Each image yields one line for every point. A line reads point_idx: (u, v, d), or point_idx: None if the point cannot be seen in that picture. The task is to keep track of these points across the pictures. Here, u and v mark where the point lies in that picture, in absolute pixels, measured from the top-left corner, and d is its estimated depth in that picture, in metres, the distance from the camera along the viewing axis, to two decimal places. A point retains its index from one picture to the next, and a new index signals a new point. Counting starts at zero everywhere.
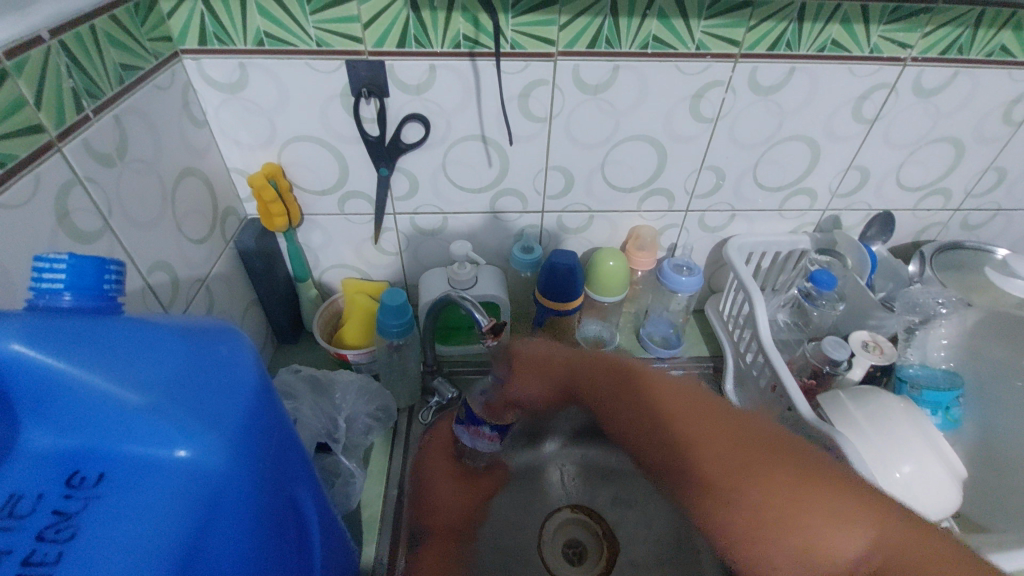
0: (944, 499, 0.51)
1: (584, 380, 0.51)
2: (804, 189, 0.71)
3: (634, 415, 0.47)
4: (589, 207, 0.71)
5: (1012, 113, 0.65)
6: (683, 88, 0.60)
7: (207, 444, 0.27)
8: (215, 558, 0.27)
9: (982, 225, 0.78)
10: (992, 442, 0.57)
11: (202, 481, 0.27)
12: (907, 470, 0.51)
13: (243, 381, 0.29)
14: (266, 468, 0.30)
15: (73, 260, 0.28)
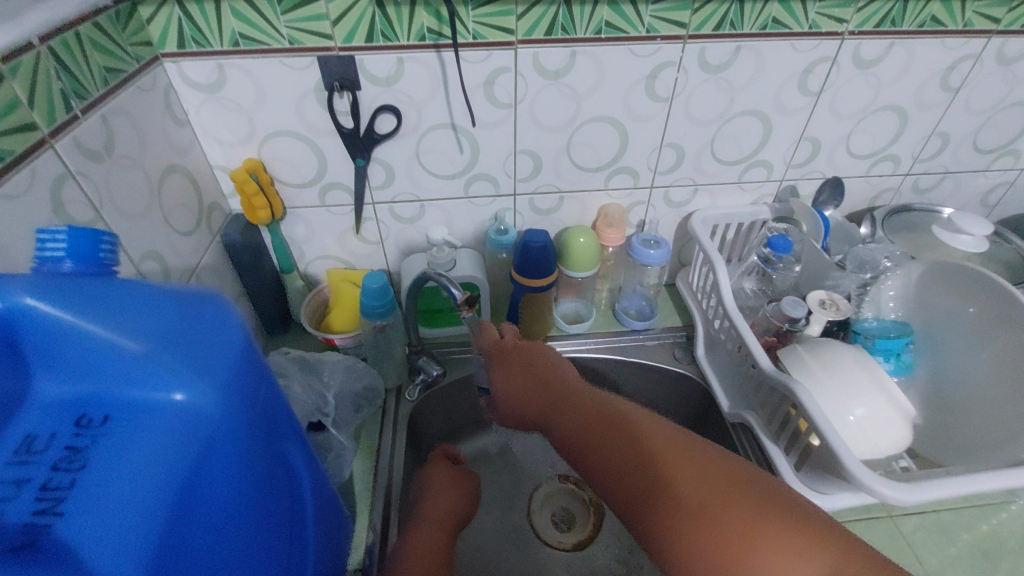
0: (897, 436, 0.54)
1: (555, 386, 0.54)
2: (760, 161, 0.75)
3: (600, 413, 0.49)
4: (559, 188, 0.75)
5: (949, 79, 0.69)
6: (638, 69, 0.64)
7: (199, 389, 0.30)
8: (210, 491, 0.31)
9: (932, 188, 0.82)
10: (939, 384, 0.62)
11: (196, 422, 0.30)
12: (858, 410, 0.55)
13: (229, 338, 0.32)
14: (255, 417, 0.33)
15: (72, 232, 0.31)
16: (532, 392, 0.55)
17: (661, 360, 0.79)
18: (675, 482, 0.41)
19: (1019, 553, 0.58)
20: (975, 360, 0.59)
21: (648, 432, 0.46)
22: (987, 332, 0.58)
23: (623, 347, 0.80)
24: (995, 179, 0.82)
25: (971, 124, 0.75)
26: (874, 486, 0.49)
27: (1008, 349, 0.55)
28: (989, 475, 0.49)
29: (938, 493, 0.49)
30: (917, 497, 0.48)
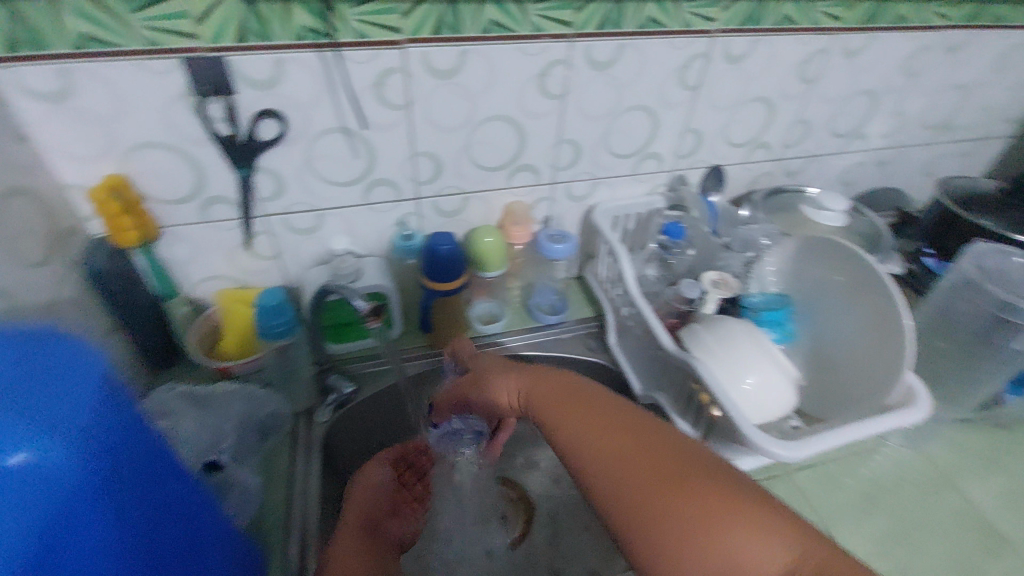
0: (783, 400, 0.60)
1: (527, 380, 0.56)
2: (652, 154, 0.79)
3: (545, 441, 0.51)
4: (462, 189, 0.74)
5: (805, 72, 0.77)
6: (529, 68, 0.65)
7: (46, 446, 0.25)
8: (65, 564, 0.26)
9: (801, 171, 0.91)
10: (817, 347, 0.68)
11: (43, 486, 0.25)
12: (751, 379, 0.59)
13: (86, 378, 0.27)
14: (118, 475, 0.29)
15: None
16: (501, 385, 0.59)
17: (576, 351, 0.81)
18: (613, 502, 0.42)
19: (891, 489, 0.66)
20: (842, 323, 0.65)
21: (585, 442, 0.46)
22: (849, 298, 0.64)
23: (538, 343, 0.82)
24: (851, 160, 0.92)
25: (826, 112, 0.83)
26: (763, 446, 0.53)
27: (865, 311, 0.62)
28: (859, 426, 0.55)
29: (819, 447, 0.54)
30: (802, 454, 0.53)
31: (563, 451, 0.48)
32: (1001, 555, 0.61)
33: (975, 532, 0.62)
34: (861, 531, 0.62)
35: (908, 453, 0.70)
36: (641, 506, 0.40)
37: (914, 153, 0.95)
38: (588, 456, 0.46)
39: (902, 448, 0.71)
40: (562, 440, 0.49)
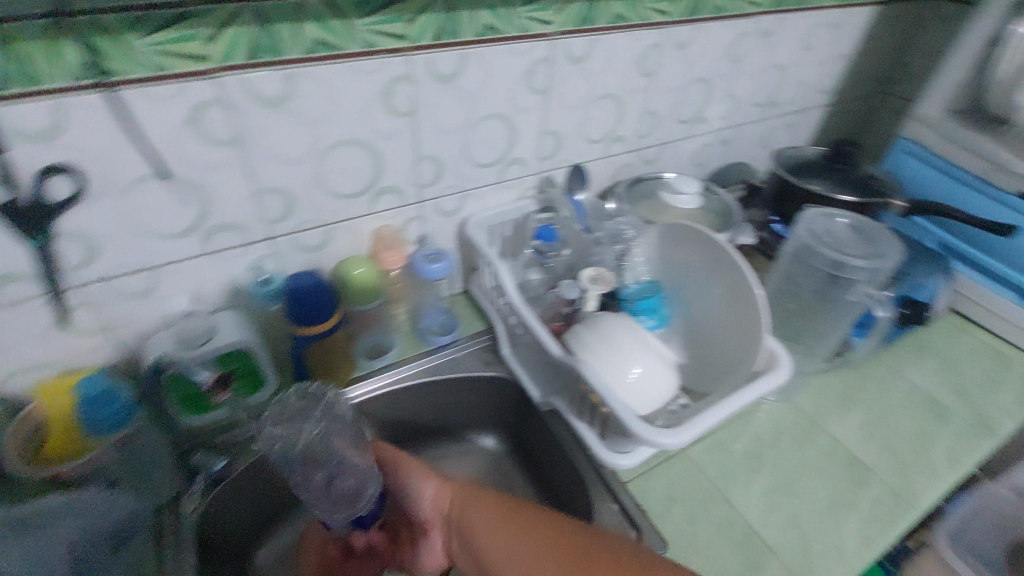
0: (668, 386, 0.61)
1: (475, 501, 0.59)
2: (515, 159, 0.79)
3: (477, 547, 0.56)
4: (321, 221, 0.68)
5: (645, 66, 0.81)
6: (369, 87, 0.61)
7: None
8: None
9: (657, 158, 0.96)
10: (690, 327, 0.71)
11: None
12: (636, 374, 0.60)
13: None
14: None
15: None
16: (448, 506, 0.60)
17: (472, 369, 0.79)
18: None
19: (773, 445, 0.72)
20: (707, 301, 0.69)
21: (520, 552, 0.52)
22: (707, 279, 0.68)
23: (431, 369, 0.78)
24: (699, 142, 0.99)
25: (669, 101, 0.88)
26: (648, 436, 0.55)
27: (724, 290, 0.66)
28: (734, 400, 0.59)
29: (702, 428, 0.56)
30: (685, 438, 0.55)
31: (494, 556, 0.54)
32: (866, 483, 0.68)
33: (844, 467, 0.69)
34: (752, 490, 0.66)
35: (782, 407, 0.77)
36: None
37: (750, 129, 1.05)
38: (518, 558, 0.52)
39: (778, 404, 0.77)
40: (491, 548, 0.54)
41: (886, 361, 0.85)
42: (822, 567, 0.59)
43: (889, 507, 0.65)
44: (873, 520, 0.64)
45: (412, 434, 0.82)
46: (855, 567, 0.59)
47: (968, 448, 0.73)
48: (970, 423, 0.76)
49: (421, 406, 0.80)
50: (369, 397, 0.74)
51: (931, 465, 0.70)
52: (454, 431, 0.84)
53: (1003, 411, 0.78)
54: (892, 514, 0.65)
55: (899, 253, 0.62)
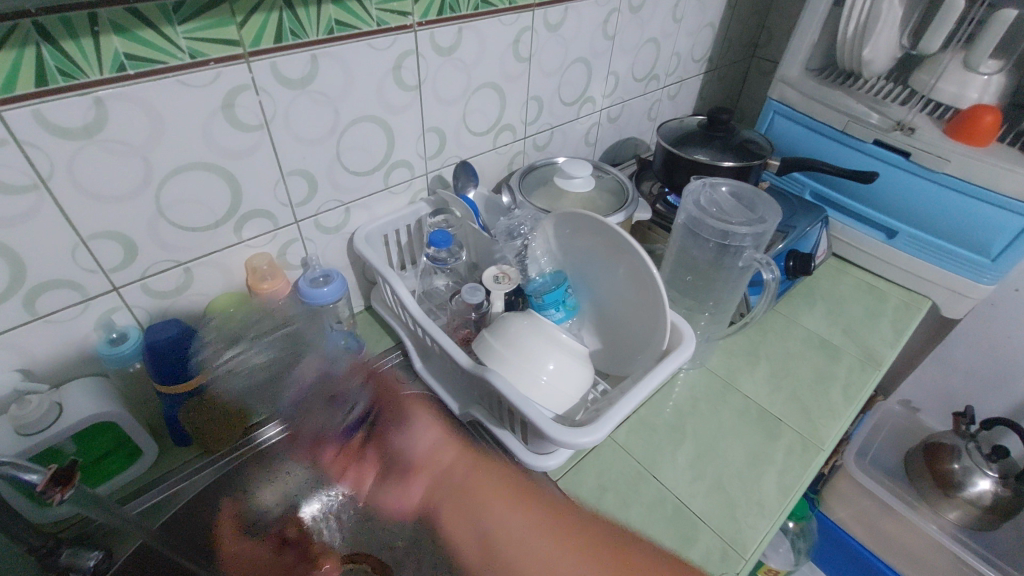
0: (580, 380, 0.61)
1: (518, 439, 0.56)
2: (398, 162, 0.74)
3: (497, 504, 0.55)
4: (176, 260, 0.60)
5: (520, 51, 0.78)
6: (204, 101, 0.54)
7: None
8: None
9: (548, 143, 0.95)
10: (599, 313, 0.71)
11: None
12: (545, 376, 0.59)
13: None
14: None
15: None
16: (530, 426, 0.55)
17: (386, 391, 0.75)
18: (500, 561, 0.56)
19: (690, 413, 0.74)
20: (607, 285, 0.68)
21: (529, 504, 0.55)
22: (606, 265, 0.68)
23: (342, 400, 0.73)
24: (587, 122, 0.99)
25: (552, 85, 0.87)
26: (570, 440, 0.53)
27: (621, 274, 0.66)
28: (643, 384, 0.59)
29: (619, 417, 0.55)
30: (604, 430, 0.54)
31: (477, 533, 0.60)
32: (779, 434, 0.71)
33: (758, 422, 0.73)
34: (677, 462, 0.68)
35: (696, 372, 0.79)
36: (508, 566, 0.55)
37: (636, 103, 1.06)
38: (496, 534, 0.58)
39: (692, 371, 0.79)
40: (489, 512, 0.59)
41: (782, 312, 0.91)
42: (748, 524, 0.61)
43: (799, 453, 0.69)
44: (789, 469, 0.67)
45: None
46: (777, 518, 0.62)
47: (861, 382, 0.79)
48: (859, 358, 0.83)
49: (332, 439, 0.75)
50: (266, 446, 0.68)
51: (832, 405, 0.75)
52: None
53: (885, 341, 0.86)
54: (804, 458, 0.69)
55: (778, 214, 0.64)
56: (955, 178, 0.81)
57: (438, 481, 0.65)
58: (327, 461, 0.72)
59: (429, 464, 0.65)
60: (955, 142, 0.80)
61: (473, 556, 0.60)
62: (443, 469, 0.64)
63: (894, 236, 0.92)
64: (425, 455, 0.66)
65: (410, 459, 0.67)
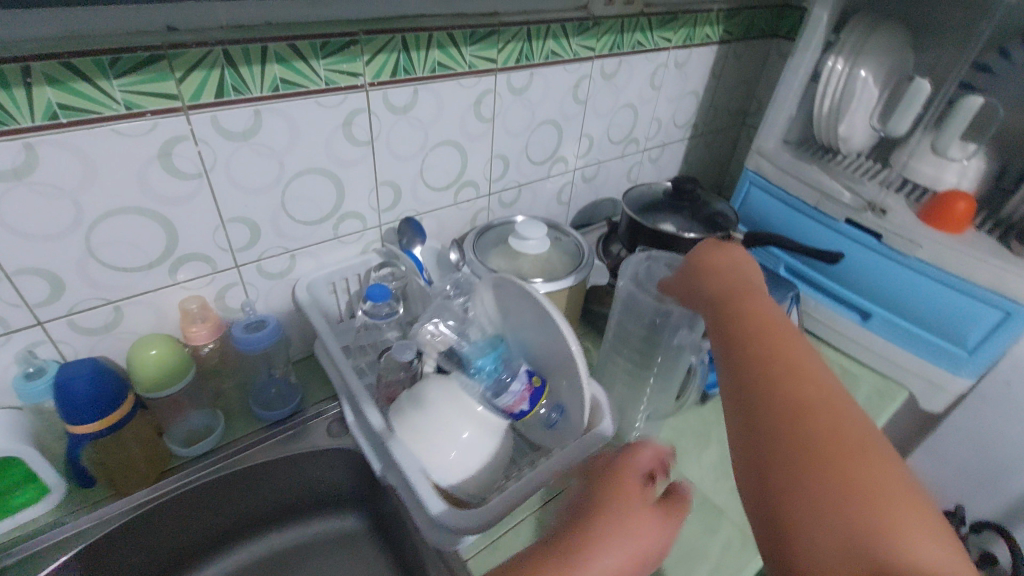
0: (493, 450, 0.60)
1: (724, 287, 0.53)
2: (348, 214, 0.75)
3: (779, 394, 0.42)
4: (107, 297, 0.61)
5: (482, 111, 0.79)
6: (138, 149, 0.55)
7: None
8: None
9: (516, 200, 0.95)
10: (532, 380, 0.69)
11: None
12: (455, 453, 0.58)
13: None
14: None
15: None
16: (712, 283, 0.55)
17: (317, 442, 0.73)
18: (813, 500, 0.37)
19: None
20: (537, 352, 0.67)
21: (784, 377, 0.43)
22: (535, 332, 0.65)
23: (274, 447, 0.72)
24: (559, 182, 0.99)
25: (518, 144, 0.87)
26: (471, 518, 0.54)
27: (547, 345, 0.64)
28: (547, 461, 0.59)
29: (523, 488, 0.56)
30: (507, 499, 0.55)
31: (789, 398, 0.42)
32: (718, 530, 0.66)
33: (698, 511, 0.68)
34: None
35: None
36: (880, 493, 0.37)
37: (613, 165, 1.06)
38: (812, 402, 0.41)
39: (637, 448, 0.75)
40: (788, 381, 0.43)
41: None
42: None
43: (738, 552, 0.64)
44: (723, 569, 0.62)
45: (260, 515, 0.75)
46: None
47: None
48: None
49: (272, 486, 0.73)
50: (199, 482, 0.67)
51: None
52: (315, 507, 0.77)
53: None
54: (743, 558, 0.63)
55: None
56: (926, 263, 0.78)
57: (716, 305, 0.53)
58: (260, 498, 0.73)
59: (720, 292, 0.53)
60: (928, 228, 0.77)
61: (830, 433, 0.39)
62: (755, 284, 0.54)
63: (869, 318, 0.87)
64: (709, 287, 0.55)
65: (704, 288, 0.55)
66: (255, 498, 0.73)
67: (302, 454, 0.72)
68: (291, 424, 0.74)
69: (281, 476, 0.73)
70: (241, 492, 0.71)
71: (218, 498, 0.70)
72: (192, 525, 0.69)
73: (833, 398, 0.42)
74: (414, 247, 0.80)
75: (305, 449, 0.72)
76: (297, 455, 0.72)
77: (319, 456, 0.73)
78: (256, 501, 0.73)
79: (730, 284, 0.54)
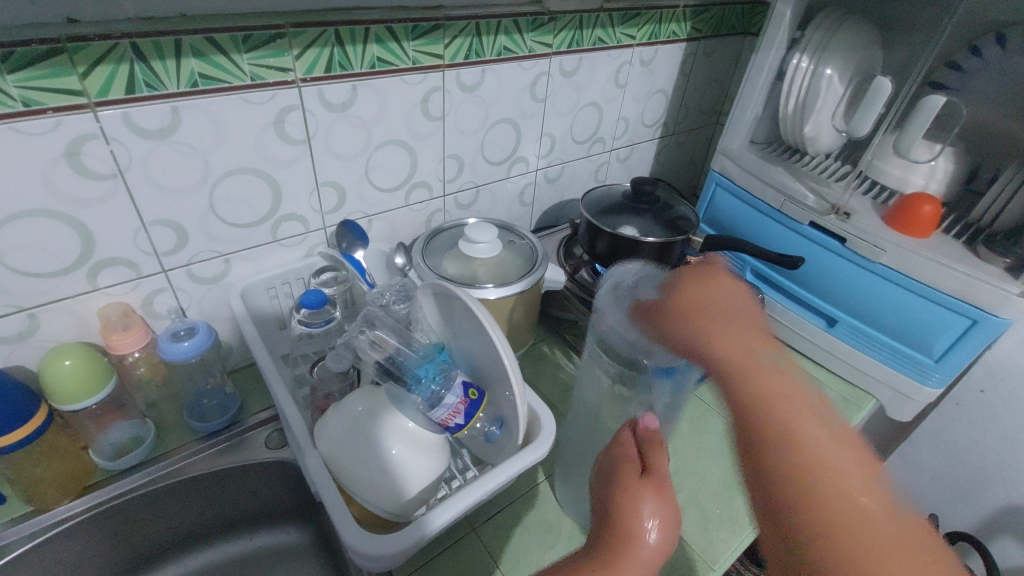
0: (427, 464, 0.57)
1: (710, 325, 0.43)
2: (287, 215, 0.72)
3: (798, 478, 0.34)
4: (19, 304, 0.58)
5: (430, 109, 0.76)
6: (41, 148, 0.52)
7: None
8: None
9: (474, 201, 0.92)
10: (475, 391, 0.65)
11: None
12: (378, 476, 0.54)
13: None
14: None
15: None
16: (692, 320, 0.44)
17: (255, 454, 0.70)
18: None
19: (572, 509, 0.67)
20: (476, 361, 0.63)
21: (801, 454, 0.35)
22: (474, 341, 0.62)
23: (211, 457, 0.69)
24: (521, 182, 0.96)
25: (473, 144, 0.84)
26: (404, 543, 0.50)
27: (484, 355, 0.61)
28: (480, 482, 0.55)
29: (460, 504, 0.53)
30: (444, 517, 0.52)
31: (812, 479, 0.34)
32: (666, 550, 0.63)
33: None
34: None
35: None
36: None
37: (579, 165, 1.03)
38: (844, 491, 0.33)
39: None
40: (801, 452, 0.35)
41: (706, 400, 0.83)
42: None
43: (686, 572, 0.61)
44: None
45: (198, 527, 0.71)
46: None
47: None
48: None
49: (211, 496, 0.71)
50: (130, 494, 0.64)
51: (737, 515, 0.67)
52: (258, 519, 0.74)
53: None
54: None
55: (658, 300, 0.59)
56: (891, 269, 0.75)
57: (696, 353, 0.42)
58: (199, 509, 0.70)
59: (699, 339, 0.42)
60: (892, 232, 0.74)
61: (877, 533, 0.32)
62: (744, 316, 0.44)
63: (834, 324, 0.85)
64: (684, 328, 0.44)
65: (679, 330, 0.44)
66: (193, 509, 0.70)
67: (243, 464, 0.69)
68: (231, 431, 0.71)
69: (219, 487, 0.70)
70: (178, 503, 0.68)
71: (152, 510, 0.67)
72: (123, 537, 0.66)
73: (860, 474, 0.34)
74: (354, 250, 0.77)
75: (245, 460, 0.69)
76: (237, 466, 0.69)
77: (261, 467, 0.70)
78: (194, 512, 0.70)
79: (714, 321, 0.43)
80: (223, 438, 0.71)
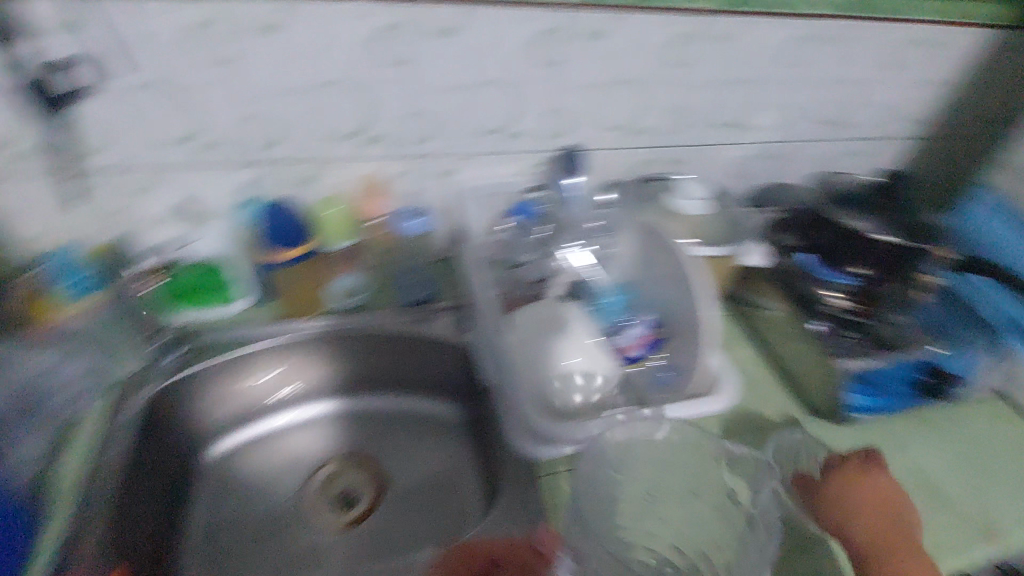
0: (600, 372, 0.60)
1: (879, 497, 0.55)
2: (518, 132, 0.77)
3: None
4: (309, 157, 0.71)
5: (676, 56, 0.75)
6: (359, 29, 0.62)
7: None
8: None
9: (690, 162, 0.89)
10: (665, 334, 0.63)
11: None
12: (554, 373, 0.60)
13: None
14: None
15: None
16: (876, 501, 0.54)
17: (441, 332, 0.75)
18: None
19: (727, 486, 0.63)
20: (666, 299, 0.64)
21: None
22: (676, 286, 0.62)
23: (406, 322, 0.76)
24: (743, 151, 0.90)
25: (706, 100, 0.81)
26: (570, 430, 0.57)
27: (685, 308, 0.61)
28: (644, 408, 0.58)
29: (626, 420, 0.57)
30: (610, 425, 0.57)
31: None
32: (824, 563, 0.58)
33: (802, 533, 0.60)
34: None
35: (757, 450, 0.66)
36: None
37: (813, 150, 0.93)
38: None
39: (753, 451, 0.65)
40: None
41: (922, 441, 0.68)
42: None
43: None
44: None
45: (377, 376, 0.80)
46: None
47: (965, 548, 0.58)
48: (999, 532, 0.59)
49: (396, 353, 0.78)
50: (343, 330, 0.75)
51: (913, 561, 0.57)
52: (426, 385, 0.79)
53: None
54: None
55: None
56: None
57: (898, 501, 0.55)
58: (383, 362, 0.78)
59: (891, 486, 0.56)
60: None
61: None
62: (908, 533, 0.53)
63: None
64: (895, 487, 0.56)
65: (852, 467, 0.57)
66: (380, 360, 0.78)
67: (432, 335, 0.75)
68: (428, 305, 0.78)
69: (405, 348, 0.77)
70: (371, 351, 0.78)
71: (351, 350, 0.77)
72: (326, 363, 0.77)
73: None
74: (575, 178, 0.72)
75: (434, 333, 0.75)
76: (426, 335, 0.75)
77: (446, 344, 0.75)
78: (379, 363, 0.79)
79: (868, 495, 0.55)
80: (421, 307, 0.78)
